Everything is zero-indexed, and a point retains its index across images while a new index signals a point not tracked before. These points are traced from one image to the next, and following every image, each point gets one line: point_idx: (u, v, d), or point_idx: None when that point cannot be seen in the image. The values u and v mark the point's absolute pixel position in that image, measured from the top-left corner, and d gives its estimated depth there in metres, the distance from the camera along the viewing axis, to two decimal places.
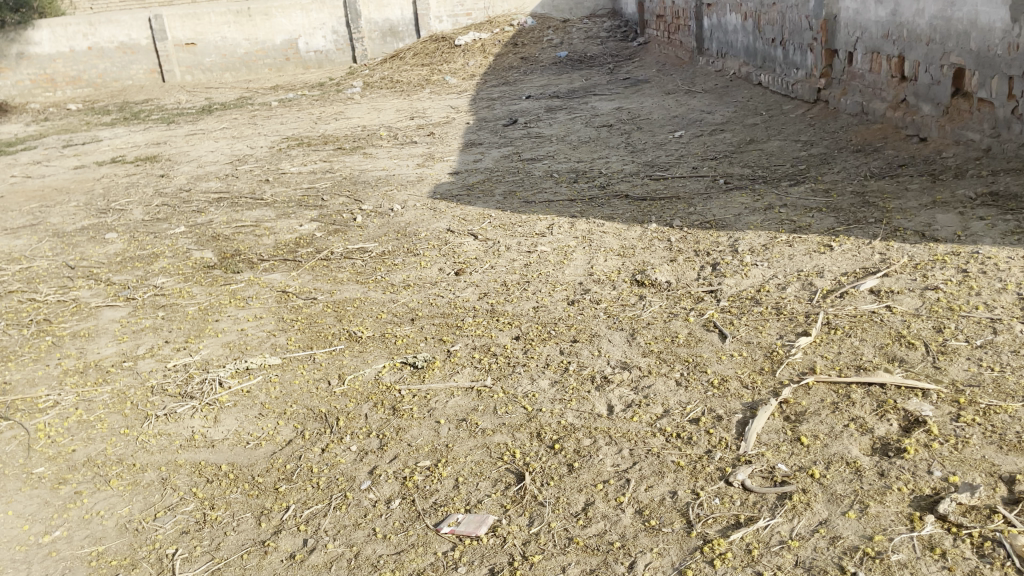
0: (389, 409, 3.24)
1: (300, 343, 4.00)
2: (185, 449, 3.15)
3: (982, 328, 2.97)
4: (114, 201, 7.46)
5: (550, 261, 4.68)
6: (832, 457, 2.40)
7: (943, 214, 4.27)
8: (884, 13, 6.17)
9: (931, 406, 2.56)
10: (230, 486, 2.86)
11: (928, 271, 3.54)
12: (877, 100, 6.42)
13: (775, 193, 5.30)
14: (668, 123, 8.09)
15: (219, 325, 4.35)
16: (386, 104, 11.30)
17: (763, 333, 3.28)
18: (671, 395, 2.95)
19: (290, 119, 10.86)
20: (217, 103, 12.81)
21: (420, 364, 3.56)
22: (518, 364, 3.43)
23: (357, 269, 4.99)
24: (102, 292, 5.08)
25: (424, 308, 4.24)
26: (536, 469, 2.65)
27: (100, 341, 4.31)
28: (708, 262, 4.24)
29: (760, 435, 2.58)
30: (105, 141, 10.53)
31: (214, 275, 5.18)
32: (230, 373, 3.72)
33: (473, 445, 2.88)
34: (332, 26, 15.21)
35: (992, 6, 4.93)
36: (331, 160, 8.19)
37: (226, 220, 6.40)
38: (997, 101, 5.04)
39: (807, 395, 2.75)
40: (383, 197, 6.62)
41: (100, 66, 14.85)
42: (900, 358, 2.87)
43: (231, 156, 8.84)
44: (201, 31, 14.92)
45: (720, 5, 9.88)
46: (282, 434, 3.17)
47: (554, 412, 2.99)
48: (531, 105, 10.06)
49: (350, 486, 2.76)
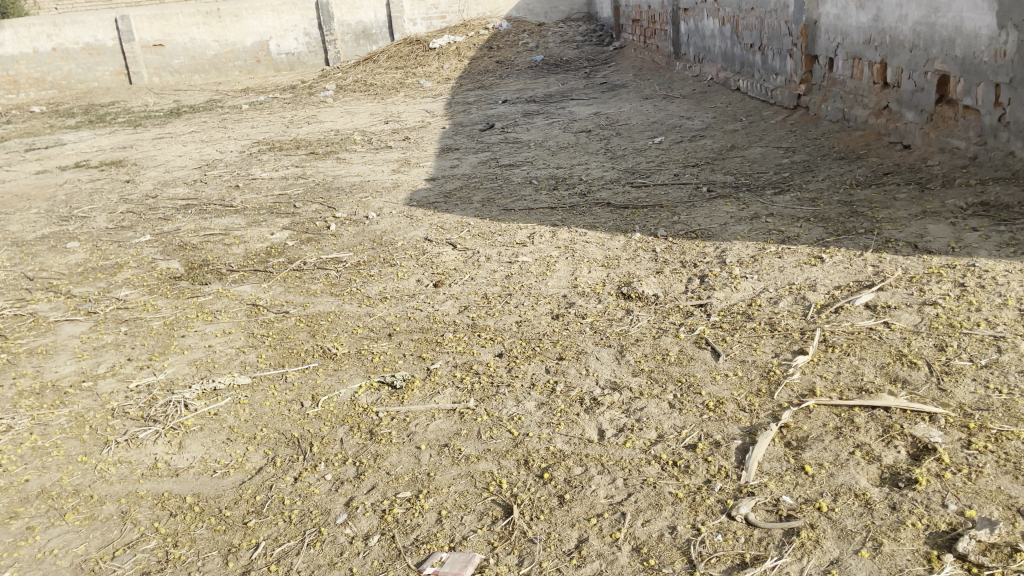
0: (366, 433, 3.06)
1: (271, 360, 3.80)
2: (147, 479, 2.95)
3: (986, 347, 2.86)
4: (77, 207, 7.18)
5: (532, 272, 4.53)
6: (839, 488, 2.27)
7: (934, 224, 4.18)
8: (866, 18, 6.09)
9: (939, 431, 2.44)
10: (195, 521, 2.66)
11: (924, 285, 3.44)
12: (859, 106, 6.35)
13: (760, 202, 5.19)
14: (648, 129, 7.98)
15: (185, 341, 4.13)
16: (359, 108, 11.07)
17: (757, 351, 3.15)
18: (665, 419, 2.80)
19: (261, 122, 10.61)
20: (186, 106, 12.50)
21: (398, 384, 3.38)
22: (502, 384, 3.26)
23: (330, 280, 4.80)
24: (61, 305, 4.84)
25: (403, 322, 4.07)
26: (524, 501, 2.49)
27: (58, 358, 4.07)
28: (695, 274, 4.11)
29: (761, 463, 2.44)
30: (69, 145, 10.20)
31: (181, 287, 4.96)
32: (196, 395, 3.51)
33: (456, 474, 2.71)
34: (303, 28, 14.95)
35: (977, 12, 4.85)
36: (303, 165, 7.97)
37: (194, 228, 6.17)
38: (983, 108, 4.96)
39: (808, 419, 2.62)
40: (358, 203, 6.42)
41: (65, 67, 14.46)
42: (903, 378, 2.75)
43: (199, 161, 8.59)
44: (169, 32, 14.57)
45: (697, 9, 9.79)
46: (252, 461, 2.97)
47: (541, 437, 2.83)
48: (508, 110, 9.91)
49: (325, 521, 2.57)
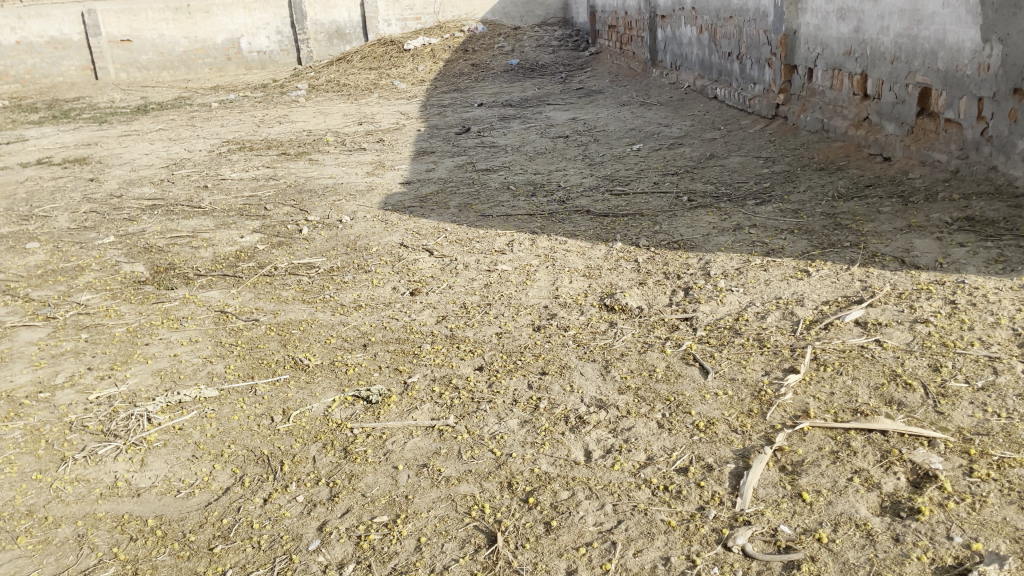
0: (340, 451, 2.91)
1: (239, 371, 3.63)
2: (106, 499, 2.77)
3: (982, 368, 2.80)
4: (37, 206, 6.92)
5: (511, 281, 4.41)
6: (839, 517, 2.18)
7: (920, 239, 4.14)
8: (846, 29, 6.07)
9: (939, 458, 2.37)
10: (158, 546, 2.49)
11: (914, 302, 3.38)
12: (839, 117, 6.34)
13: (742, 212, 5.12)
14: (626, 135, 7.90)
15: (149, 349, 3.95)
16: (332, 108, 10.88)
17: (747, 369, 3.06)
18: (654, 440, 2.69)
19: (232, 121, 10.38)
20: (153, 103, 12.21)
21: (374, 399, 3.23)
22: (483, 400, 3.13)
23: (303, 287, 4.63)
24: (19, 310, 4.62)
25: (378, 332, 3.92)
26: (508, 528, 2.36)
27: (13, 367, 3.86)
28: (680, 286, 4.02)
29: (756, 489, 2.35)
30: (31, 141, 9.88)
31: (146, 291, 4.76)
32: (160, 409, 3.33)
33: (435, 497, 2.57)
34: (276, 26, 14.71)
35: (961, 26, 4.82)
36: (275, 165, 7.78)
37: (160, 229, 5.97)
38: (965, 122, 4.93)
39: (803, 443, 2.53)
40: (331, 207, 6.25)
41: (29, 61, 14.09)
42: (899, 401, 2.68)
43: (167, 160, 8.35)
44: (137, 27, 14.25)
45: (674, 17, 9.75)
46: (218, 480, 2.82)
47: (525, 457, 2.71)
48: (484, 113, 9.80)
49: (296, 547, 2.42)
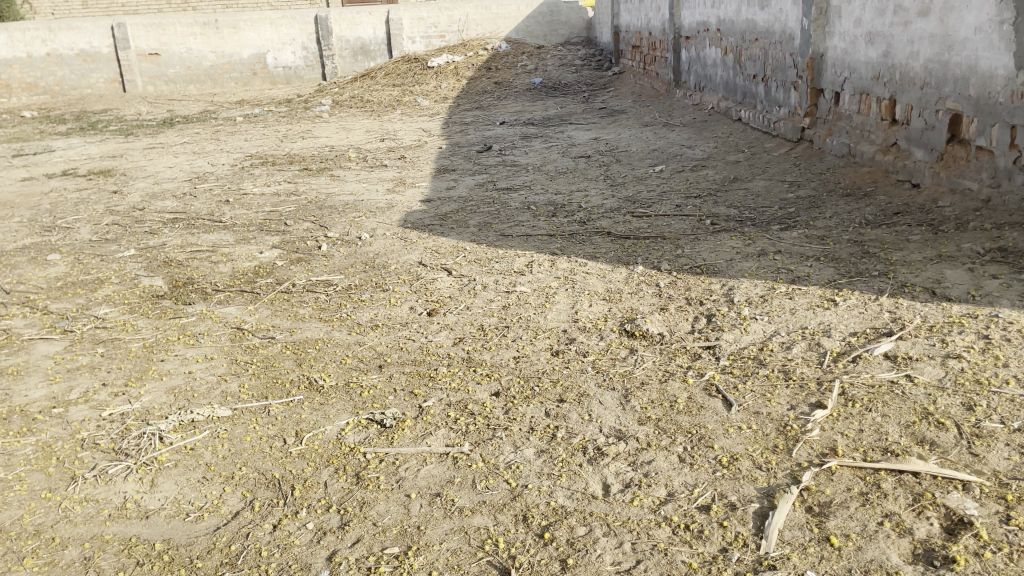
0: (352, 477, 2.85)
1: (253, 391, 3.58)
2: (114, 521, 2.72)
3: (1018, 408, 2.69)
4: (61, 217, 6.97)
5: (530, 304, 4.34)
6: (869, 564, 2.09)
7: (950, 270, 4.04)
8: (875, 53, 5.98)
9: (974, 503, 2.27)
10: (164, 572, 2.43)
11: (946, 336, 3.28)
12: (866, 141, 6.24)
13: (767, 237, 5.04)
14: (648, 156, 7.83)
15: (164, 366, 3.91)
16: (355, 124, 10.91)
17: (772, 402, 2.96)
18: (675, 474, 2.61)
19: (255, 135, 10.44)
20: (179, 116, 12.33)
21: (388, 423, 3.17)
22: (499, 428, 3.06)
23: (320, 304, 4.60)
24: (37, 322, 4.61)
25: (393, 353, 3.86)
26: (523, 564, 2.29)
27: (29, 380, 3.84)
28: (702, 312, 3.94)
29: (782, 531, 2.26)
30: (58, 152, 9.99)
31: (163, 306, 4.74)
32: (172, 427, 3.29)
33: (448, 529, 2.50)
34: (301, 42, 14.83)
35: (993, 52, 4.72)
36: (296, 181, 7.79)
37: (181, 243, 5.97)
38: (997, 150, 4.82)
39: (831, 482, 2.44)
40: (351, 223, 6.23)
41: (58, 73, 14.30)
42: (930, 440, 2.58)
43: (190, 173, 8.39)
44: (165, 41, 14.43)
45: (698, 38, 9.72)
46: (228, 504, 2.76)
47: (541, 490, 2.63)
48: (506, 131, 9.77)
49: None
